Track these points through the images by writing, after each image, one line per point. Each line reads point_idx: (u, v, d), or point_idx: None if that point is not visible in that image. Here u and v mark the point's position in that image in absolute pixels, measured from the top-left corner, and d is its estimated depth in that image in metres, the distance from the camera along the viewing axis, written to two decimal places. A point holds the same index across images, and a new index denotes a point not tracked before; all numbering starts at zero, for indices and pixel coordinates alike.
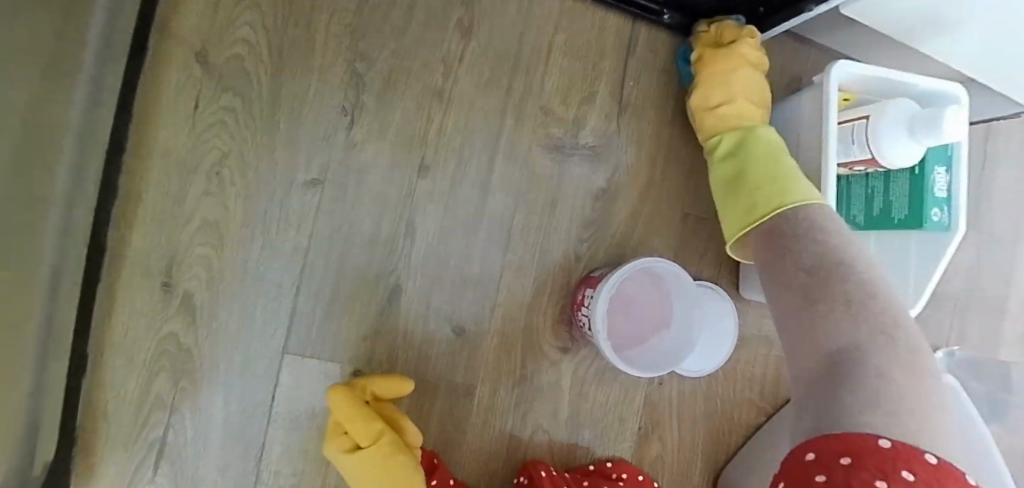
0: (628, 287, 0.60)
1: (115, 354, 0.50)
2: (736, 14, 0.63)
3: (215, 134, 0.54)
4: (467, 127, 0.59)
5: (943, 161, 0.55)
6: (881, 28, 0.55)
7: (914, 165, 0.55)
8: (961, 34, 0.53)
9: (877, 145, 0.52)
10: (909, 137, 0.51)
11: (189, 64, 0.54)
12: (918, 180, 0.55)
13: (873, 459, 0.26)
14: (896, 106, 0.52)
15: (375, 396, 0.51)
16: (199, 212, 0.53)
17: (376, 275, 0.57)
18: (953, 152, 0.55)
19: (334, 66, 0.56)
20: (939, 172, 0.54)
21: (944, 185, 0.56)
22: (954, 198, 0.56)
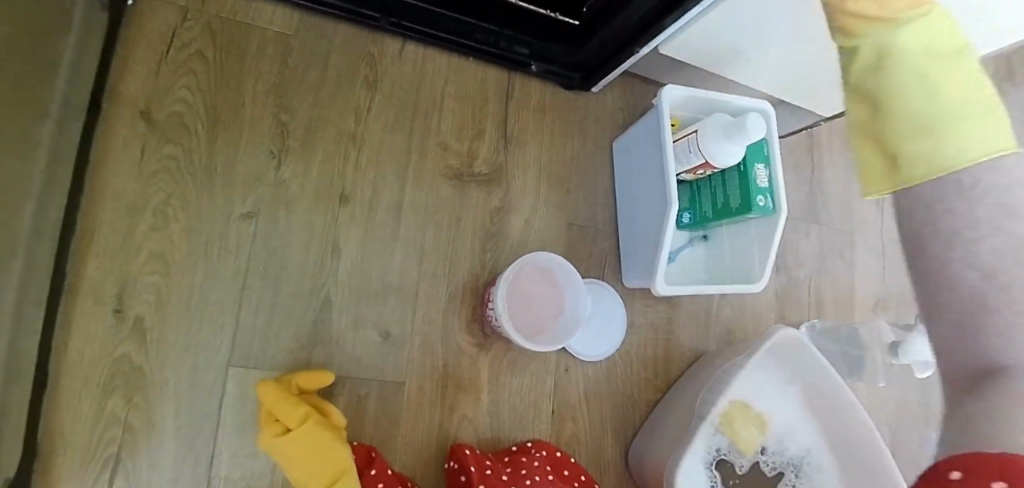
0: (525, 282, 0.71)
1: (76, 371, 0.59)
2: (580, 66, 0.76)
3: (159, 180, 0.63)
4: (379, 162, 0.70)
5: (760, 159, 0.74)
6: (694, 61, 0.72)
7: (740, 164, 0.74)
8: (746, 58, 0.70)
9: (707, 149, 0.70)
10: (727, 140, 0.69)
11: (135, 123, 0.64)
12: (744, 175, 0.73)
13: (984, 473, 0.26)
14: (713, 120, 0.70)
15: (301, 389, 0.61)
16: (147, 246, 0.62)
17: (308, 292, 0.66)
18: (766, 152, 0.74)
19: (262, 118, 0.67)
20: (758, 167, 0.73)
21: (766, 177, 0.74)
22: (774, 187, 0.74)
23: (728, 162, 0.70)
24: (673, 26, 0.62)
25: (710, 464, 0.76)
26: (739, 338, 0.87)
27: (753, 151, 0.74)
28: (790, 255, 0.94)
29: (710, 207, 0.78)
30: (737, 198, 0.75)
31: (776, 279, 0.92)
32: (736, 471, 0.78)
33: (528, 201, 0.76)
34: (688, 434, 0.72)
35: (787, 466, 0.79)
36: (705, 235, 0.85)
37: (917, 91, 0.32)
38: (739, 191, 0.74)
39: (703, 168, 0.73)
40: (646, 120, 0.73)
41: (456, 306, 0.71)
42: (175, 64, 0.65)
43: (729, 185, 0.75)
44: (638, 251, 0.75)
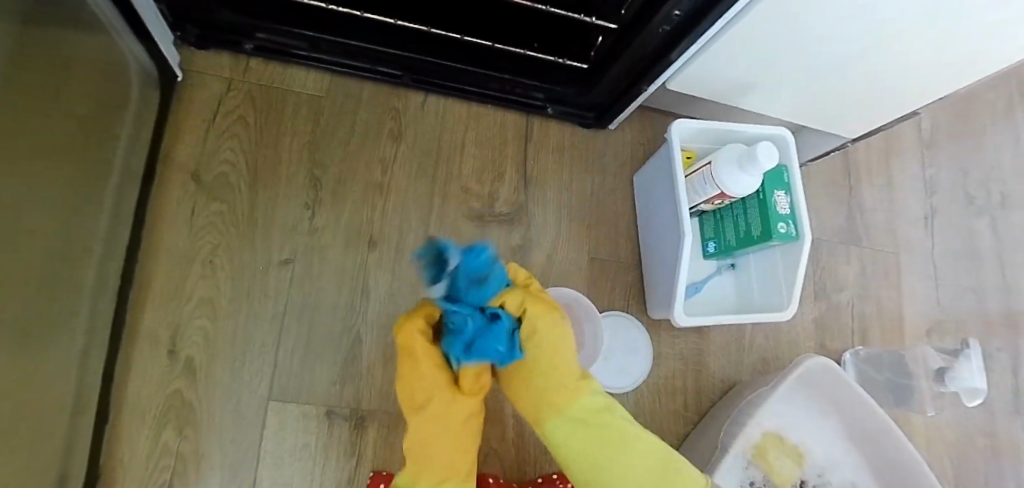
0: None
1: (134, 408, 0.64)
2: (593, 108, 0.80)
3: (207, 232, 0.70)
4: (404, 207, 0.75)
5: (780, 186, 0.73)
6: (706, 93, 0.74)
7: (759, 192, 0.73)
8: (750, 89, 0.72)
9: (721, 180, 0.71)
10: (741, 170, 0.69)
11: (187, 182, 0.71)
12: (763, 203, 0.73)
13: None
14: (726, 151, 0.71)
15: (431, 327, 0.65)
16: (197, 293, 0.68)
17: (340, 331, 0.70)
18: (786, 179, 0.73)
19: (297, 172, 0.73)
20: (777, 194, 0.72)
21: (786, 204, 0.73)
22: (796, 213, 0.73)
23: (743, 191, 0.71)
24: (679, 58, 0.64)
25: None
26: (775, 367, 0.84)
27: (772, 179, 0.73)
28: (830, 281, 0.90)
29: (734, 236, 0.78)
30: (757, 227, 0.74)
31: (814, 305, 0.89)
32: None
33: (548, 237, 0.79)
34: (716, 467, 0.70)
35: None
36: (733, 263, 0.83)
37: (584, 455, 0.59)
38: (760, 220, 0.74)
39: (721, 198, 0.74)
40: (659, 155, 0.75)
41: None
42: (220, 130, 0.73)
43: (750, 213, 0.75)
44: (658, 283, 0.76)
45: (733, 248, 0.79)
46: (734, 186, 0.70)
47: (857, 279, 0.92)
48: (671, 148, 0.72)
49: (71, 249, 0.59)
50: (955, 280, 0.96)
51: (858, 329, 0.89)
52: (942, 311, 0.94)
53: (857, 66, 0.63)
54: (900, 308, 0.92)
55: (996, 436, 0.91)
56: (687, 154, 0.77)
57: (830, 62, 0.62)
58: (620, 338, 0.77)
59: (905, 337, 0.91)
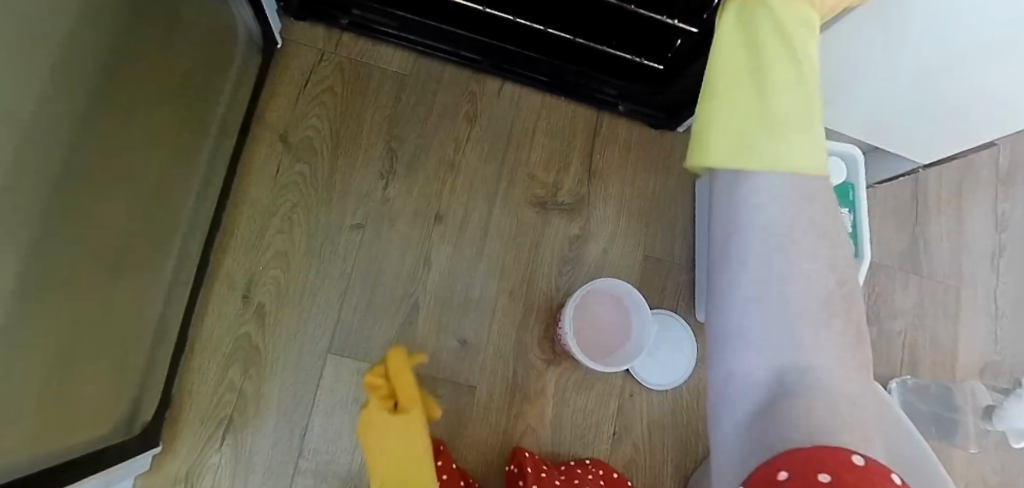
0: (594, 303, 0.75)
1: (207, 343, 0.70)
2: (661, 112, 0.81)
3: (289, 191, 0.75)
4: (471, 186, 0.78)
5: (845, 205, 0.74)
6: None
7: (823, 208, 0.74)
8: (837, 107, 0.69)
9: None
10: None
11: (275, 143, 0.76)
12: None
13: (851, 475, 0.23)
14: None
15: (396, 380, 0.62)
16: (274, 245, 0.73)
17: (400, 296, 0.74)
18: (852, 199, 0.74)
19: (376, 144, 0.77)
20: (841, 213, 0.73)
21: (849, 223, 0.74)
22: (858, 234, 0.74)
23: None
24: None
25: None
26: None
27: (837, 197, 0.74)
28: (884, 308, 0.89)
29: (791, 249, 0.79)
30: None
31: (866, 330, 0.88)
32: None
33: (606, 231, 0.80)
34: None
35: None
36: None
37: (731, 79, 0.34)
38: None
39: None
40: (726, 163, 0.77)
41: (530, 322, 0.76)
42: (310, 97, 0.78)
43: None
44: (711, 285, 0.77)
45: None
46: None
47: (914, 308, 0.90)
48: None
49: (174, 194, 0.64)
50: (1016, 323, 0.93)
51: (906, 359, 0.88)
52: (999, 353, 0.91)
53: (956, 93, 0.60)
54: (955, 345, 0.90)
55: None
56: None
57: (929, 83, 0.59)
58: (666, 336, 0.78)
59: (957, 374, 0.89)
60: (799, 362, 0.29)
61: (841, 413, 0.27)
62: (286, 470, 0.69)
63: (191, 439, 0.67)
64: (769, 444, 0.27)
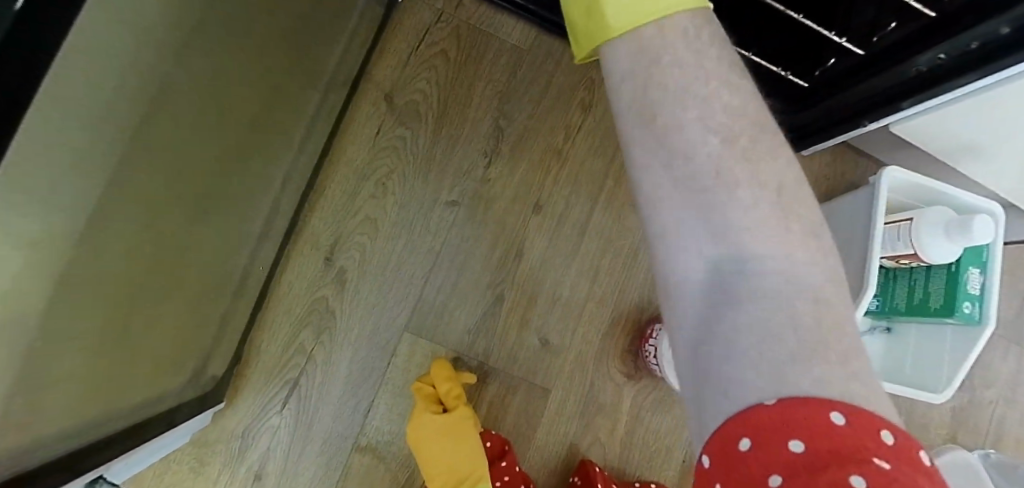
0: None
1: (284, 301, 0.66)
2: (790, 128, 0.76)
3: (387, 154, 0.71)
4: (575, 179, 0.73)
5: (976, 263, 0.68)
6: (924, 146, 0.68)
7: (951, 264, 0.68)
8: (993, 160, 0.64)
9: (919, 241, 0.66)
10: (945, 235, 0.64)
11: (379, 101, 0.72)
12: (953, 276, 0.68)
13: (832, 443, 0.19)
14: (932, 211, 0.66)
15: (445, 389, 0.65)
16: (364, 210, 0.69)
17: (487, 283, 0.70)
18: (986, 258, 0.68)
19: (483, 119, 0.73)
20: (972, 272, 0.67)
21: (978, 284, 0.68)
22: (986, 296, 0.68)
23: (940, 259, 0.66)
24: (911, 108, 0.59)
25: None
26: None
27: (969, 254, 0.68)
28: (981, 376, 0.84)
29: (904, 301, 0.74)
30: (938, 298, 0.70)
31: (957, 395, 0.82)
32: None
33: None
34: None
35: None
36: (888, 327, 0.78)
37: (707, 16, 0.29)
38: (943, 293, 0.69)
39: (910, 259, 0.69)
40: (853, 200, 0.71)
41: (616, 331, 0.71)
42: (421, 59, 0.73)
43: (933, 282, 0.70)
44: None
45: (897, 314, 0.75)
46: (935, 251, 0.65)
47: (1012, 381, 0.84)
48: (874, 195, 0.68)
49: (276, 145, 0.60)
50: None
51: (994, 433, 0.83)
52: None
53: None
54: None
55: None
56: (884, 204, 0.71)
57: None
58: None
59: None
60: (724, 227, 0.25)
61: (778, 315, 0.23)
62: (346, 445, 0.66)
63: (254, 395, 0.65)
64: (717, 383, 0.23)
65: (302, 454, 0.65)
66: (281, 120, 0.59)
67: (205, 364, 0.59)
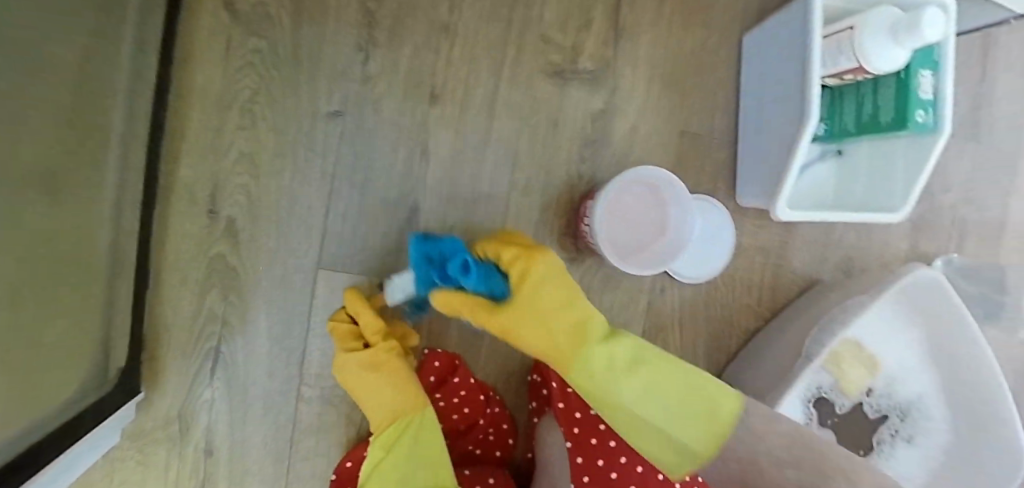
0: (627, 198, 0.62)
1: (176, 267, 0.59)
2: None
3: (246, 75, 0.60)
4: (472, 57, 0.63)
5: (927, 63, 0.61)
6: None
7: (900, 70, 0.61)
8: None
9: (863, 53, 0.58)
10: (893, 42, 0.56)
11: (219, 12, 0.59)
12: (903, 83, 0.61)
13: None
14: (878, 15, 0.57)
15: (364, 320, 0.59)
16: (237, 145, 0.60)
17: (396, 197, 0.63)
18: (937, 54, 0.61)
19: (348, 6, 0.61)
20: (923, 74, 0.60)
21: (930, 86, 0.62)
22: (940, 98, 0.61)
23: (887, 70, 0.58)
24: None
25: (809, 400, 0.70)
26: (858, 268, 0.77)
27: (918, 54, 0.61)
28: (938, 180, 0.80)
29: (852, 119, 0.66)
30: (889, 110, 0.63)
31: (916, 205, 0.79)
32: (835, 411, 0.72)
33: (635, 104, 0.67)
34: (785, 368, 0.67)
35: (890, 408, 0.74)
36: (839, 150, 0.72)
37: (630, 427, 0.45)
38: (894, 103, 0.62)
39: (854, 74, 0.61)
40: (787, 15, 0.61)
41: (549, 218, 0.66)
42: None
43: (882, 93, 0.63)
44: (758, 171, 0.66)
45: (846, 136, 0.68)
46: (885, 57, 0.57)
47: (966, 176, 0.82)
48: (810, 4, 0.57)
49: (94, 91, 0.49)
50: None
51: (955, 235, 0.81)
52: None
53: None
54: (1006, 216, 0.83)
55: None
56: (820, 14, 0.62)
57: None
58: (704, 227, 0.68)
59: (1005, 247, 0.83)
60: None
61: None
62: (290, 396, 0.62)
63: (175, 373, 0.60)
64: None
65: (245, 416, 0.62)
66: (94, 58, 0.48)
67: (105, 356, 0.53)
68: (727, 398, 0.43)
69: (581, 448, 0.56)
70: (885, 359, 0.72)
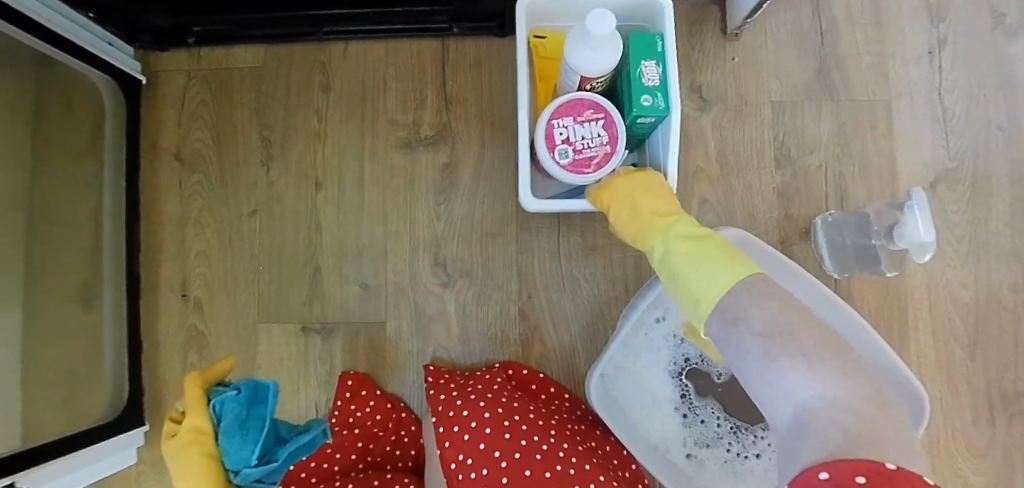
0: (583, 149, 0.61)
1: (166, 338, 0.84)
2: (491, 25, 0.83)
3: (194, 199, 0.86)
4: (340, 149, 0.85)
5: (648, 52, 0.59)
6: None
7: (623, 67, 0.61)
8: None
9: (573, 64, 0.57)
10: (587, 42, 0.55)
11: (172, 162, 0.86)
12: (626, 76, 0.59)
13: None
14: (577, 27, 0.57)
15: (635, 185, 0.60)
16: (195, 247, 0.85)
17: (304, 261, 0.84)
18: (657, 44, 0.59)
19: (250, 137, 0.86)
20: (641, 63, 0.58)
21: (657, 73, 0.59)
22: (667, 84, 0.59)
23: (600, 69, 0.57)
24: None
25: (678, 374, 0.76)
26: None
27: (638, 42, 0.59)
28: (799, 142, 0.84)
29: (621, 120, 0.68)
30: (625, 110, 0.62)
31: (777, 173, 0.83)
32: (714, 381, 0.76)
33: (472, 152, 0.84)
34: (630, 344, 0.76)
35: None
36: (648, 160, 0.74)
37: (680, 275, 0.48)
38: (625, 100, 0.61)
39: (587, 83, 0.60)
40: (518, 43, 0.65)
41: (419, 254, 0.84)
42: (189, 114, 0.87)
43: (622, 88, 0.62)
44: (595, 123, 0.61)
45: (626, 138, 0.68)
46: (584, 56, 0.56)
47: (833, 134, 0.85)
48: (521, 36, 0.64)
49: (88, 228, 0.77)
50: (963, 118, 0.86)
51: (832, 191, 0.83)
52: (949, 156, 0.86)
53: None
54: (891, 163, 0.85)
55: (1008, 282, 0.84)
56: (530, 35, 0.69)
57: None
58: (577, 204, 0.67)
59: (895, 192, 0.84)
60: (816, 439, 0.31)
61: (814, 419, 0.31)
62: None
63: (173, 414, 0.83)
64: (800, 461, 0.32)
65: None
66: (77, 204, 0.76)
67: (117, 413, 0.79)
68: (740, 269, 0.42)
69: (442, 422, 0.69)
70: None
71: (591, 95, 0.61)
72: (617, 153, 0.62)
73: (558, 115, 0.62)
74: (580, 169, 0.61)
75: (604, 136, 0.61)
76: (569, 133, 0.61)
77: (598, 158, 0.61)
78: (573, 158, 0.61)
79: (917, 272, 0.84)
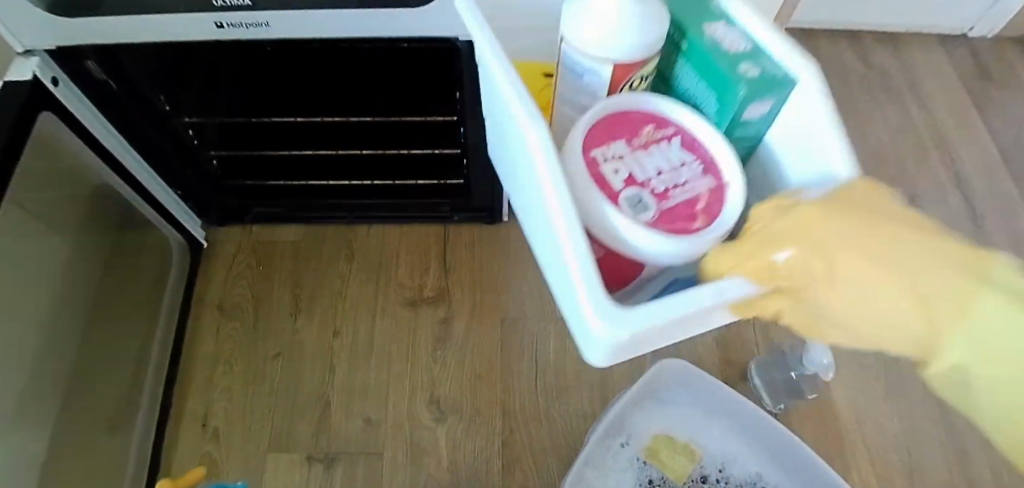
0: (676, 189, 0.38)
1: (178, 469, 0.92)
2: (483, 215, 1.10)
3: (228, 342, 1.01)
4: (357, 305, 1.04)
5: (709, 17, 0.40)
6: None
7: (677, 40, 0.40)
8: None
9: (589, 51, 0.37)
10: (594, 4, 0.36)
11: (214, 312, 1.04)
12: (706, 74, 0.39)
13: None
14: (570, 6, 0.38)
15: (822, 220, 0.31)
16: (221, 383, 0.98)
17: (315, 397, 0.97)
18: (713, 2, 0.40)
19: (283, 294, 1.05)
20: (708, 26, 0.39)
21: (734, 37, 0.39)
22: (758, 45, 0.38)
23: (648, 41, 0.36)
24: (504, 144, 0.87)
25: None
26: None
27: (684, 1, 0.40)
28: None
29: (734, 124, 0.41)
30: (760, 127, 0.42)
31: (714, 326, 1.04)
32: None
33: (466, 308, 1.04)
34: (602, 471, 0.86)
35: None
36: None
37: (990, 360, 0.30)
38: (709, 97, 0.40)
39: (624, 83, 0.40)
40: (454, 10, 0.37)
41: (417, 391, 0.97)
42: (234, 275, 1.07)
43: (697, 96, 0.42)
44: (666, 145, 0.39)
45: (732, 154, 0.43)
46: (587, 21, 0.36)
47: None
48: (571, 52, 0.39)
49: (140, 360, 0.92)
50: None
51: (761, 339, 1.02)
52: None
53: None
54: None
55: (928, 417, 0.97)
56: None
57: None
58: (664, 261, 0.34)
59: None
60: None
61: None
62: None
63: None
64: None
65: None
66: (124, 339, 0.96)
67: None
68: None
69: None
70: (706, 447, 0.89)
71: (636, 99, 0.40)
72: (729, 184, 0.38)
73: (593, 140, 0.38)
74: (679, 227, 0.36)
75: (692, 160, 0.39)
76: (611, 159, 0.38)
77: (700, 202, 0.37)
78: (647, 204, 0.36)
79: (844, 406, 0.98)
